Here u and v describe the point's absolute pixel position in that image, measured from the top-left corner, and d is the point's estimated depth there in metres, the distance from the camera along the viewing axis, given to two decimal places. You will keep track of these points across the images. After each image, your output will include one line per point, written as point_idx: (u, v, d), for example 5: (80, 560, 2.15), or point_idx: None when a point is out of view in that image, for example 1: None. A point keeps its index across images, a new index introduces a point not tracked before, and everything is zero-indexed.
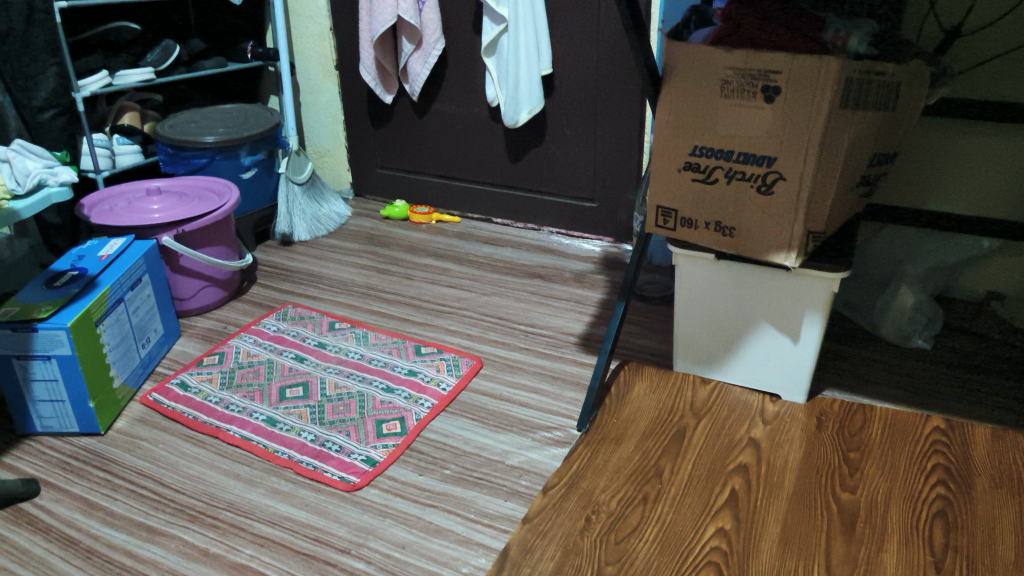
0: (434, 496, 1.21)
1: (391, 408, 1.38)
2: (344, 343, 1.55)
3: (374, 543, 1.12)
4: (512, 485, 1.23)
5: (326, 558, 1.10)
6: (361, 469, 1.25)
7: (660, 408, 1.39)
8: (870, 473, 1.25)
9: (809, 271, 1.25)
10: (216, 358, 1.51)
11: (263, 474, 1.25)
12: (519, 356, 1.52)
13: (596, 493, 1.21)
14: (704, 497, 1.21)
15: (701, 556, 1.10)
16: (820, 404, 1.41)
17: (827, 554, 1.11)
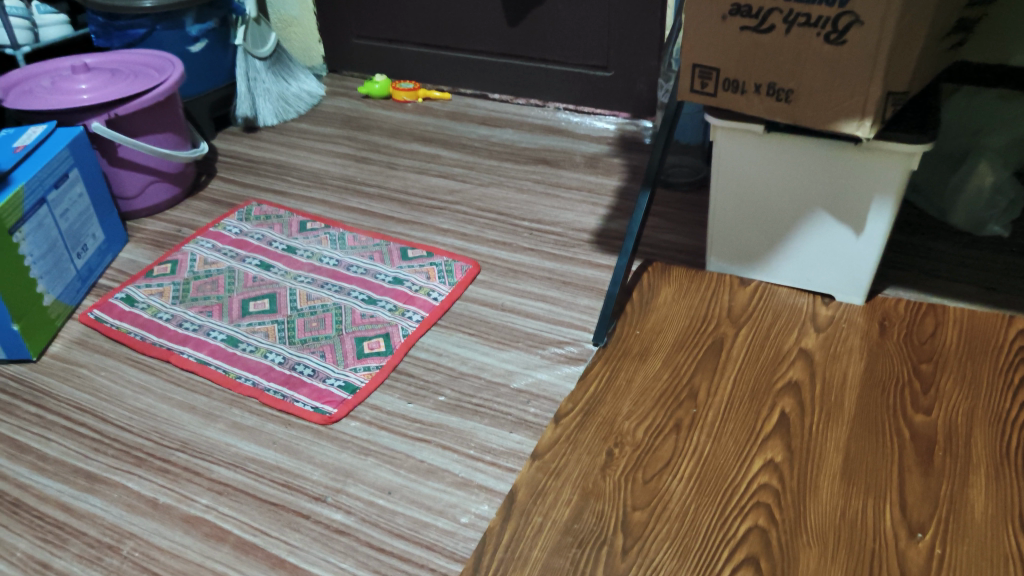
0: (425, 429, 1.00)
1: (374, 323, 1.15)
2: (317, 247, 1.32)
3: (354, 489, 0.91)
4: (518, 413, 1.02)
5: (297, 508, 0.89)
6: (339, 398, 1.03)
7: (692, 316, 1.17)
8: (947, 390, 1.04)
9: (883, 144, 1.01)
10: (167, 268, 1.28)
11: (222, 406, 1.02)
12: (523, 258, 1.29)
13: (619, 421, 1.01)
14: (749, 422, 1.00)
15: (747, 497, 0.91)
16: (882, 306, 1.18)
17: (902, 492, 0.91)
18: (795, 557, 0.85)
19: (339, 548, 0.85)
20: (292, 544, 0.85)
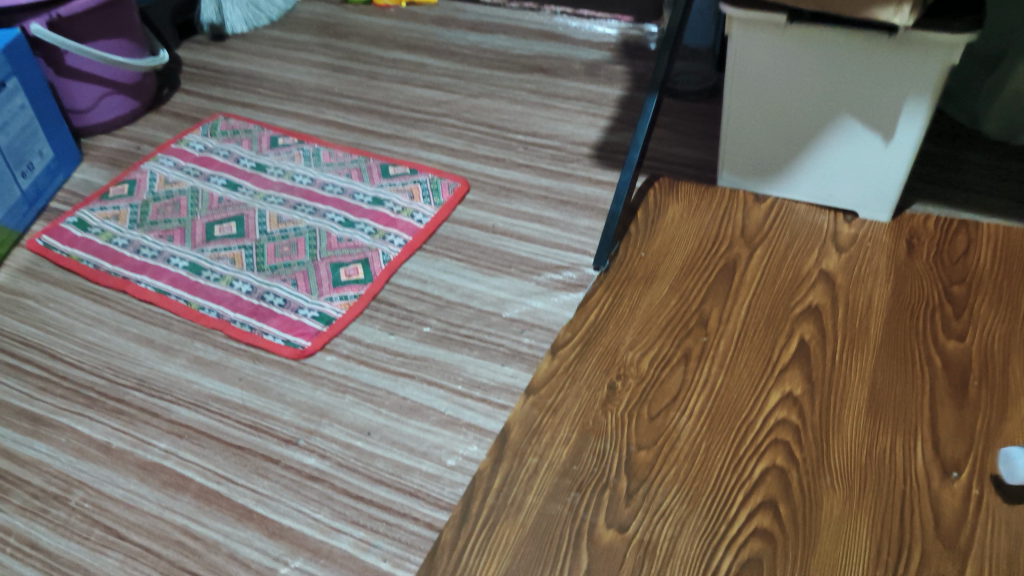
0: (409, 363, 0.90)
1: (352, 247, 1.04)
2: (290, 165, 1.20)
3: (329, 430, 0.82)
4: (512, 345, 0.93)
5: (265, 452, 0.80)
6: (313, 329, 0.93)
7: (701, 236, 1.06)
8: (983, 314, 0.94)
9: (922, 36, 0.88)
10: (124, 189, 1.16)
11: (184, 341, 0.93)
12: (517, 175, 1.18)
13: (622, 352, 0.91)
14: (765, 351, 0.91)
15: (764, 434, 0.83)
16: (910, 222, 1.07)
17: (934, 426, 0.83)
18: (817, 501, 0.77)
19: (312, 497, 0.77)
20: (260, 492, 0.77)
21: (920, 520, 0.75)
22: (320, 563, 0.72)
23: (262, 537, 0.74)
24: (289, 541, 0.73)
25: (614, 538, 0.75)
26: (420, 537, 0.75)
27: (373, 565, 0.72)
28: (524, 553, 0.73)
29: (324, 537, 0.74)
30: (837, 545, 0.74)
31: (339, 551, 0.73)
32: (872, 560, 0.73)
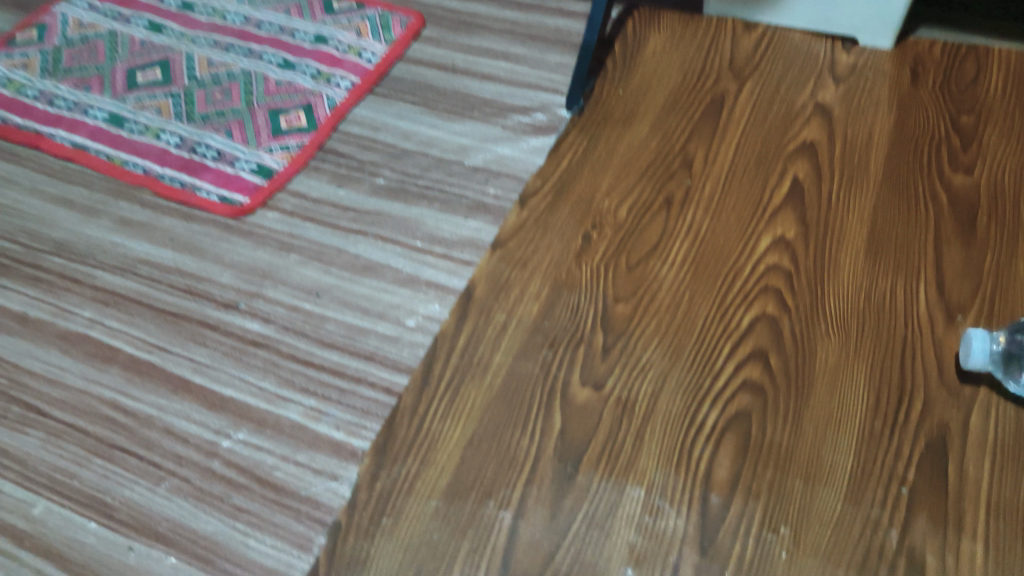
0: (361, 219, 0.80)
1: (292, 92, 0.93)
2: (220, 2, 1.05)
3: (273, 292, 0.74)
4: (476, 198, 0.82)
5: (202, 318, 0.72)
6: (251, 185, 0.82)
7: (686, 70, 0.95)
8: (993, 144, 0.85)
9: None
10: (33, 34, 1.02)
11: (107, 200, 0.82)
12: (480, 8, 1.04)
13: (598, 198, 0.82)
14: (755, 193, 0.82)
15: (753, 282, 0.75)
16: (915, 48, 0.96)
17: (939, 267, 0.76)
18: (810, 351, 0.71)
19: (256, 365, 0.69)
20: (197, 361, 0.69)
21: (921, 366, 0.70)
22: (267, 435, 0.66)
23: (201, 409, 0.67)
24: (231, 412, 0.67)
25: (589, 397, 0.68)
26: (376, 403, 0.68)
27: (326, 436, 0.66)
28: (492, 416, 0.67)
29: (270, 407, 0.67)
30: (831, 397, 0.68)
31: (287, 421, 0.66)
32: (869, 409, 0.67)
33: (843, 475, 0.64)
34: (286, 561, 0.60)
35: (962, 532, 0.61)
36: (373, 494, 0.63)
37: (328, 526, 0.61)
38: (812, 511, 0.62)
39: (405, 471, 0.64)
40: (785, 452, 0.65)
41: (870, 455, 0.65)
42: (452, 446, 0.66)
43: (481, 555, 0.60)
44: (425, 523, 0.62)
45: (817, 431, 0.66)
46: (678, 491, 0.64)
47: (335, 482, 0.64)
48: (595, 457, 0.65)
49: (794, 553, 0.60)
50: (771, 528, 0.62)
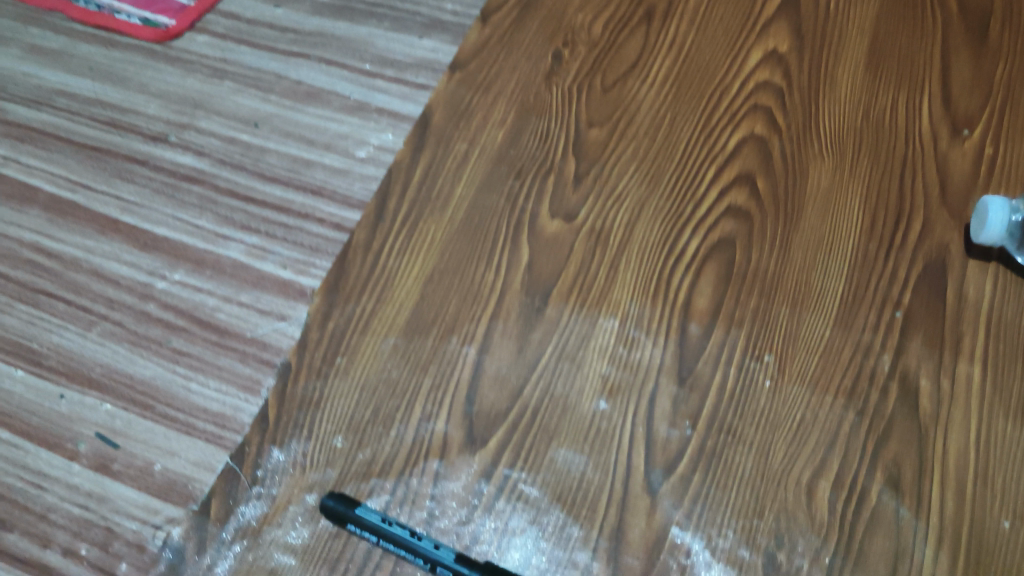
0: (302, 42, 0.71)
1: None
2: None
3: (206, 123, 0.66)
4: (431, 15, 0.74)
5: (129, 153, 0.65)
6: (177, 5, 0.73)
7: None
8: None
9: None
10: None
11: (15, 27, 0.72)
12: None
13: (569, 13, 0.73)
14: (744, 5, 0.73)
15: (742, 100, 0.68)
16: None
17: (945, 79, 0.68)
18: (802, 172, 0.64)
19: (191, 202, 0.63)
20: (124, 199, 0.63)
21: (922, 185, 0.64)
22: (207, 275, 0.60)
23: (132, 250, 0.61)
24: (166, 252, 0.61)
25: (561, 228, 0.62)
26: (326, 241, 0.61)
27: (272, 275, 0.60)
28: (453, 252, 0.61)
29: (208, 246, 0.61)
30: (823, 220, 0.63)
31: (227, 261, 0.60)
32: (863, 232, 0.62)
33: (833, 300, 0.59)
34: (233, 405, 0.55)
35: (958, 355, 0.57)
36: (326, 335, 0.58)
37: (277, 368, 0.57)
38: (798, 338, 0.58)
39: (359, 311, 0.59)
40: (772, 279, 0.60)
41: (862, 280, 0.60)
42: (410, 283, 0.60)
43: (444, 392, 0.56)
44: (382, 363, 0.57)
45: (806, 256, 0.61)
46: (655, 321, 0.59)
47: (284, 323, 0.58)
48: (566, 290, 0.60)
49: (779, 381, 0.57)
50: (755, 356, 0.58)
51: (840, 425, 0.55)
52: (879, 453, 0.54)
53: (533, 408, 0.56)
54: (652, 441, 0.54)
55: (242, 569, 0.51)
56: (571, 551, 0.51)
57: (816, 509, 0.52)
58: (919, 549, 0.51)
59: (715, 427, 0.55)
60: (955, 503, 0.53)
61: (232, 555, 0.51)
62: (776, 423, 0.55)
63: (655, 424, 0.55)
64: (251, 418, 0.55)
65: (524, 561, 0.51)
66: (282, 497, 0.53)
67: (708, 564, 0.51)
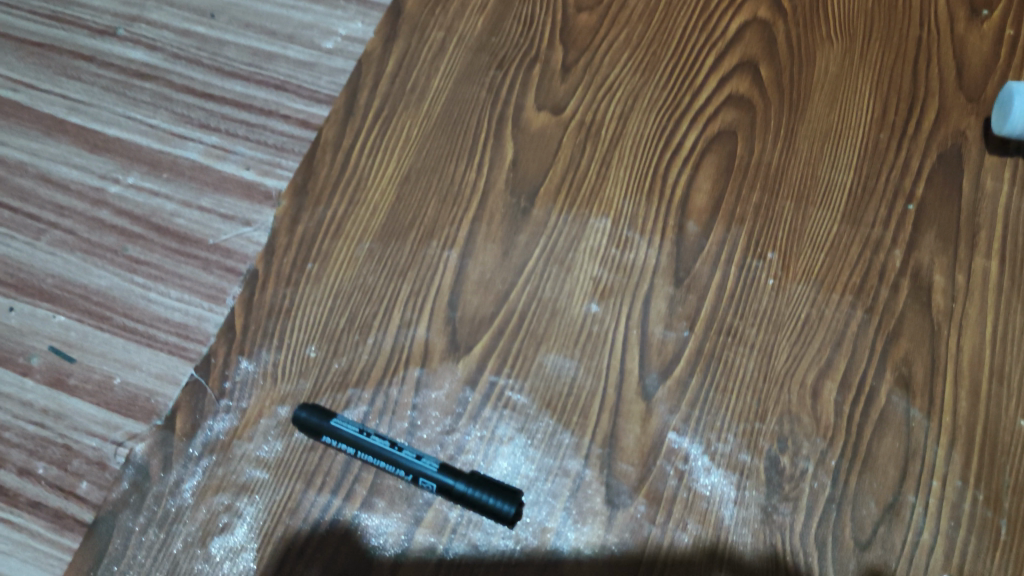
0: None
1: None
2: None
3: (157, 15, 0.61)
4: None
5: (73, 48, 0.59)
6: None
7: None
8: None
9: None
10: None
11: None
12: None
13: None
14: None
15: None
16: None
17: None
18: (808, 59, 0.59)
19: (144, 101, 0.58)
20: (71, 99, 0.58)
21: (938, 70, 0.59)
22: (164, 178, 0.55)
23: (82, 153, 0.56)
24: (118, 154, 0.56)
25: (547, 122, 0.57)
26: (293, 140, 0.56)
27: (234, 177, 0.55)
28: (431, 150, 0.56)
29: (164, 147, 0.56)
30: (831, 110, 0.58)
31: (185, 162, 0.56)
32: (874, 121, 0.57)
33: (841, 194, 0.55)
34: (196, 315, 0.51)
35: (973, 249, 0.54)
36: (295, 239, 0.53)
37: (244, 275, 0.52)
38: (803, 234, 0.54)
39: (330, 214, 0.54)
40: (776, 172, 0.56)
41: (872, 172, 0.56)
42: (385, 184, 0.55)
43: (424, 298, 0.52)
44: (357, 268, 0.53)
45: (813, 147, 0.56)
46: (650, 221, 0.54)
47: (249, 229, 0.54)
48: (553, 189, 0.55)
49: (783, 280, 0.53)
50: (757, 254, 0.53)
51: (847, 323, 0.52)
52: (889, 352, 0.51)
53: (520, 312, 0.52)
54: (647, 344, 0.51)
55: (211, 485, 0.47)
56: (563, 459, 0.48)
57: (821, 410, 0.49)
58: (930, 449, 0.48)
59: (715, 329, 0.51)
60: (969, 403, 0.49)
61: (200, 471, 0.48)
62: (779, 323, 0.52)
63: (650, 326, 0.52)
64: (217, 328, 0.51)
65: (513, 470, 0.48)
66: (253, 410, 0.49)
67: (709, 469, 0.48)
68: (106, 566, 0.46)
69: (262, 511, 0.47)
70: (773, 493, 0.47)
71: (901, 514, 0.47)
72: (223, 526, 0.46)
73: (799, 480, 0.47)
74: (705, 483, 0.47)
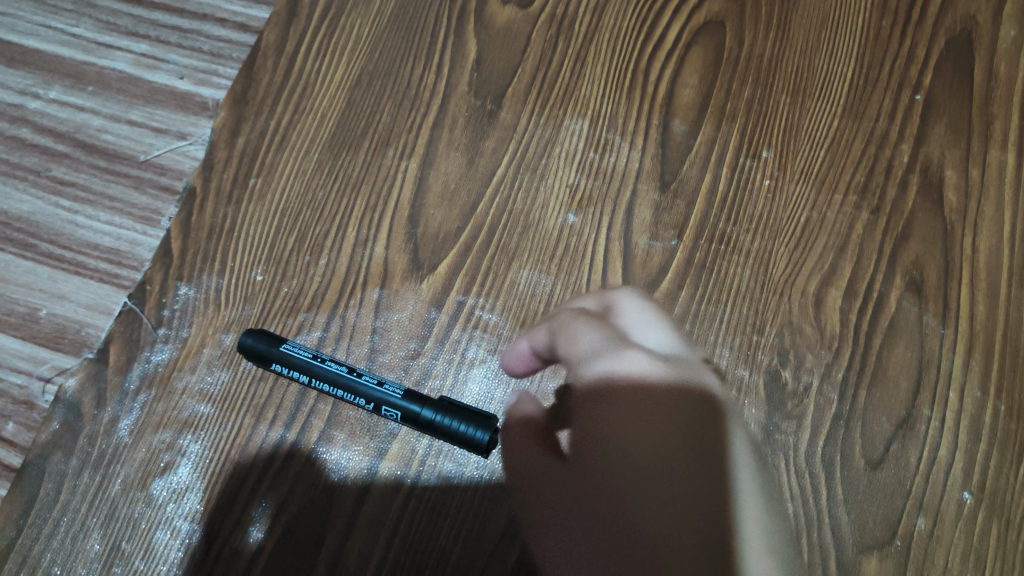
0: None
1: None
2: None
3: None
4: None
5: None
6: None
7: None
8: None
9: None
10: None
11: None
12: None
13: None
14: None
15: None
16: None
17: None
18: None
19: (65, 8, 0.52)
20: None
21: None
22: (89, 92, 0.50)
23: None
24: (37, 68, 0.51)
25: (514, 17, 0.52)
26: (230, 45, 0.51)
27: (166, 87, 0.50)
28: (384, 51, 0.51)
29: (88, 58, 0.51)
30: None
31: (112, 73, 0.50)
32: (876, 5, 0.52)
33: (842, 85, 0.50)
34: (129, 239, 0.46)
35: (988, 141, 0.48)
36: (235, 153, 0.48)
37: (180, 194, 0.47)
38: (800, 129, 0.49)
39: (273, 124, 0.49)
40: (769, 64, 0.50)
41: (875, 61, 0.50)
42: (334, 91, 0.50)
43: (381, 212, 0.47)
44: (305, 182, 0.48)
45: (810, 36, 0.51)
46: (630, 122, 0.49)
47: (184, 143, 0.49)
48: (522, 89, 0.50)
49: (780, 179, 0.48)
50: (751, 153, 0.48)
51: (852, 225, 0.47)
52: (897, 256, 0.46)
53: (489, 227, 0.47)
54: (631, 255, 0.46)
55: (151, 422, 0.43)
56: (541, 382, 0.43)
57: (825, 319, 0.44)
58: (945, 359, 0.44)
59: (705, 237, 0.46)
60: (987, 306, 0.45)
61: (138, 406, 0.43)
62: (776, 228, 0.47)
63: (634, 236, 0.47)
64: (152, 253, 0.46)
65: (485, 396, 0.43)
66: (193, 339, 0.44)
67: None
68: (37, 513, 0.41)
69: (207, 448, 0.42)
70: (773, 411, 0.43)
71: (816, 402, 0.43)
72: (165, 466, 0.42)
73: (802, 396, 0.43)
74: None
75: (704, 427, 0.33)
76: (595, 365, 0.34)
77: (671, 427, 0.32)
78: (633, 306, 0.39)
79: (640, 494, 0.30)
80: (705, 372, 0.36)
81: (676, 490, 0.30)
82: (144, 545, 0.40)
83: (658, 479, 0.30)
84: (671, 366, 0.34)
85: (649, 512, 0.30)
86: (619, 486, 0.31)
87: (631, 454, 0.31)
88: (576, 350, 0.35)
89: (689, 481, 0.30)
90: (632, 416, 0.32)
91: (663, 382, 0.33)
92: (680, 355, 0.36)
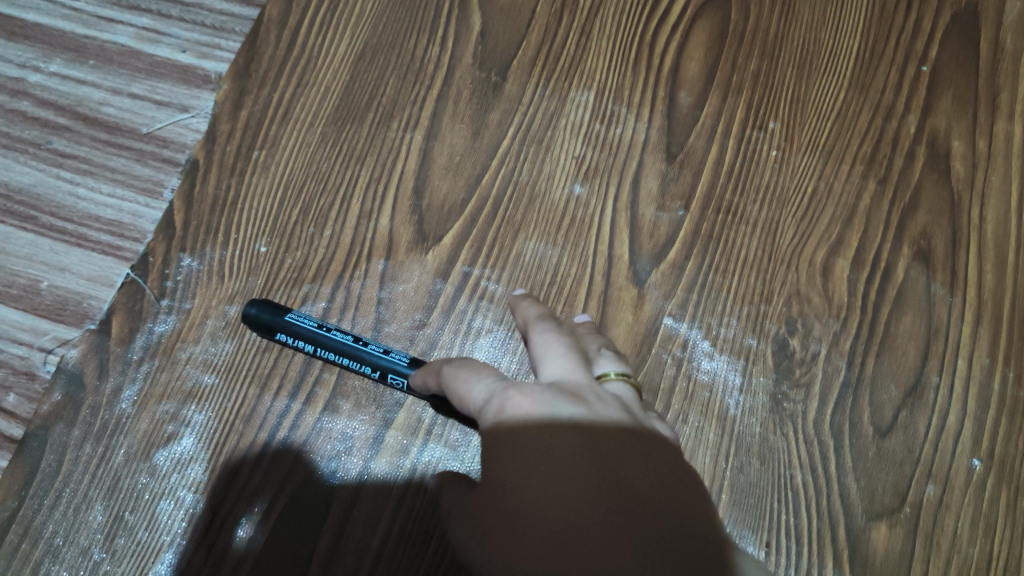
0: None
1: None
2: None
3: None
4: None
5: None
6: None
7: None
8: None
9: None
10: None
11: None
12: None
13: None
14: None
15: None
16: None
17: None
18: None
19: None
20: None
21: None
22: (91, 65, 0.49)
23: None
24: (38, 42, 0.50)
25: None
26: (232, 18, 0.51)
27: (168, 60, 0.50)
28: (388, 24, 0.51)
29: (89, 32, 0.50)
30: None
31: (114, 47, 0.50)
32: None
33: (848, 58, 0.50)
34: (131, 211, 0.46)
35: (994, 113, 0.48)
36: (238, 125, 0.48)
37: (183, 166, 0.47)
38: (807, 101, 0.49)
39: (277, 97, 0.49)
40: (775, 37, 0.50)
41: (880, 33, 0.50)
42: (339, 64, 0.50)
43: (386, 184, 0.47)
44: (310, 154, 0.47)
45: (815, 9, 0.51)
46: (636, 94, 0.49)
47: (186, 115, 0.48)
48: (527, 62, 0.50)
49: (787, 151, 0.47)
50: (757, 125, 0.48)
51: (859, 196, 0.46)
52: (905, 226, 0.46)
53: (495, 199, 0.46)
54: (637, 226, 0.46)
55: (154, 393, 0.42)
56: None
57: (833, 289, 0.44)
58: (953, 327, 0.44)
59: (712, 208, 0.46)
60: (995, 275, 0.45)
61: (141, 377, 0.42)
62: (784, 199, 0.46)
63: (641, 207, 0.46)
64: (154, 225, 0.46)
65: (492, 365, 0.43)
66: (197, 311, 0.44)
67: (711, 354, 0.43)
68: (39, 484, 0.40)
69: (211, 419, 0.42)
70: (782, 379, 0.42)
71: (824, 369, 0.42)
72: (169, 437, 0.41)
73: (810, 364, 0.43)
74: (707, 369, 0.43)
75: (612, 442, 0.33)
76: (527, 396, 0.35)
77: (574, 431, 0.33)
78: (540, 339, 0.39)
79: (533, 490, 0.31)
80: (592, 399, 0.35)
81: (575, 492, 0.31)
82: (147, 516, 0.40)
83: (563, 457, 0.32)
84: (547, 394, 0.34)
85: (548, 499, 0.31)
86: (511, 476, 0.32)
87: (534, 445, 0.32)
88: (463, 398, 0.36)
89: (592, 483, 0.31)
90: (536, 421, 0.33)
91: (598, 408, 0.34)
92: (561, 380, 0.36)
